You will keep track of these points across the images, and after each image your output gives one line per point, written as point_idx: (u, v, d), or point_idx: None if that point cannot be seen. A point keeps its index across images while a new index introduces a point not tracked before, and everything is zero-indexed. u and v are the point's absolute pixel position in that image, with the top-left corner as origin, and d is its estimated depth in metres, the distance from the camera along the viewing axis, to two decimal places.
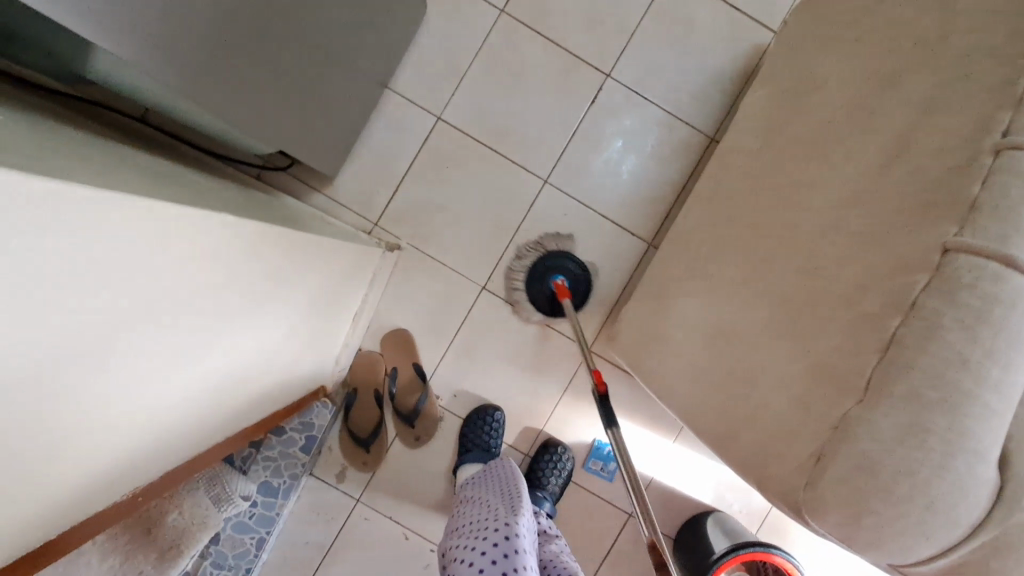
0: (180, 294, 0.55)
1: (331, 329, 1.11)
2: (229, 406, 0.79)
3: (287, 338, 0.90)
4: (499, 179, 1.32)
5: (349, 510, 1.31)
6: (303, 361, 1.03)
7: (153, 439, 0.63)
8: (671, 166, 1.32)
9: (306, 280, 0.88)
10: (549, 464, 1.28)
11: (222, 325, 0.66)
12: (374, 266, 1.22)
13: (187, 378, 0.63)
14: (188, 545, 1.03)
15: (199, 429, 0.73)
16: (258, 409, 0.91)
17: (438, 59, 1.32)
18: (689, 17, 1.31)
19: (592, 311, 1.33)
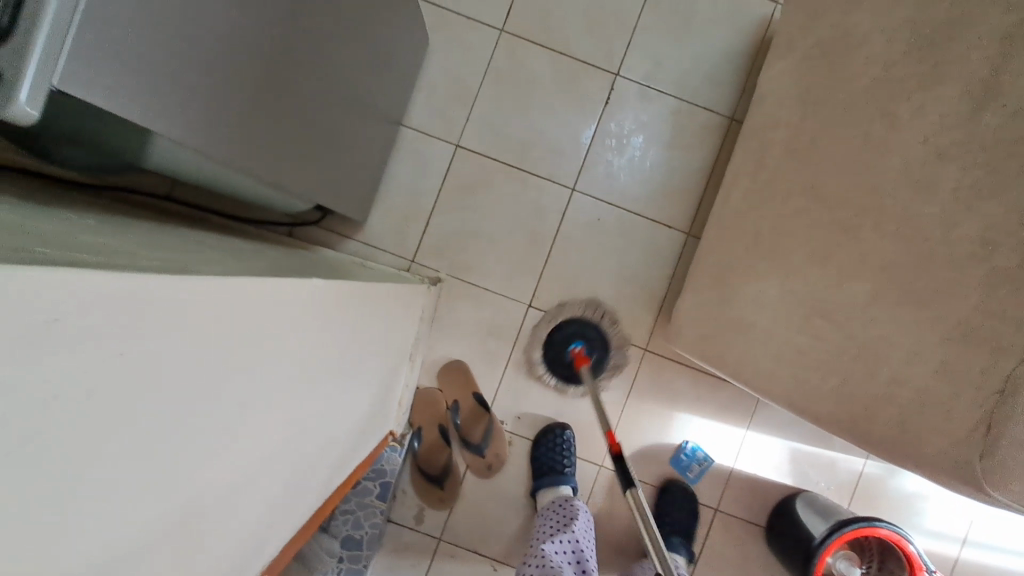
0: (279, 369, 0.53)
1: (384, 376, 1.06)
2: (315, 472, 0.76)
3: (352, 393, 0.86)
4: (527, 195, 1.32)
5: (432, 549, 1.30)
6: (364, 416, 0.97)
7: (268, 514, 0.64)
8: (697, 152, 1.31)
9: (375, 328, 0.89)
10: None
11: (317, 388, 0.66)
12: (418, 304, 1.17)
13: (269, 464, 0.58)
14: None
15: (293, 502, 0.71)
16: (332, 474, 0.86)
17: (447, 89, 1.32)
18: (688, 3, 1.31)
19: (642, 310, 1.31)
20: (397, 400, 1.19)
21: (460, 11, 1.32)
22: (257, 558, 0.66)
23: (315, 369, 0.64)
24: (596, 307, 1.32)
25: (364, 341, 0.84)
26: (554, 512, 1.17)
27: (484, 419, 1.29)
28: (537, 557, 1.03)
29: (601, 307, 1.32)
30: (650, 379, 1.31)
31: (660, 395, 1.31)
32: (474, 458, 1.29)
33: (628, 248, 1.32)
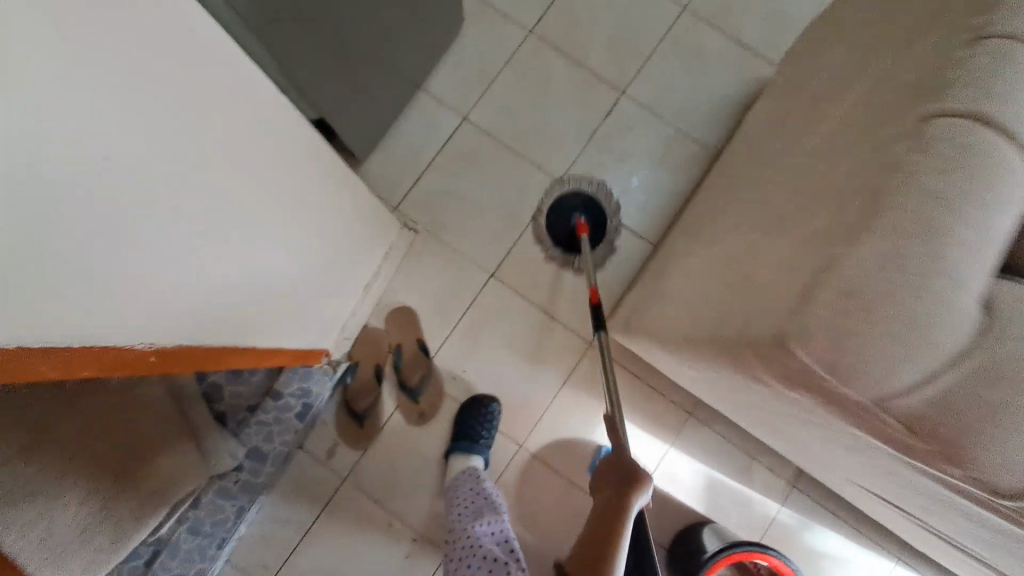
0: (218, 134, 0.59)
1: (319, 270, 1.00)
2: (242, 304, 0.79)
3: (300, 260, 0.91)
4: (516, 176, 1.41)
5: (335, 487, 1.28)
6: (284, 295, 0.90)
7: (190, 300, 0.66)
8: (679, 175, 1.41)
9: (334, 207, 0.95)
10: None
11: (258, 205, 0.72)
12: (375, 221, 1.15)
13: (161, 216, 0.55)
14: (172, 489, 1.10)
15: (217, 315, 0.74)
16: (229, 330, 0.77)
17: (469, 68, 1.45)
18: (699, 49, 1.45)
19: (596, 306, 1.37)
20: (331, 318, 1.15)
21: (498, 7, 1.46)
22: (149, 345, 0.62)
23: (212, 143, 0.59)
24: (554, 292, 1.37)
25: (319, 209, 0.90)
26: (465, 488, 1.18)
27: (420, 369, 1.32)
28: (471, 541, 1.05)
29: (558, 294, 1.37)
30: (588, 373, 1.35)
31: (595, 391, 1.34)
32: (403, 405, 1.31)
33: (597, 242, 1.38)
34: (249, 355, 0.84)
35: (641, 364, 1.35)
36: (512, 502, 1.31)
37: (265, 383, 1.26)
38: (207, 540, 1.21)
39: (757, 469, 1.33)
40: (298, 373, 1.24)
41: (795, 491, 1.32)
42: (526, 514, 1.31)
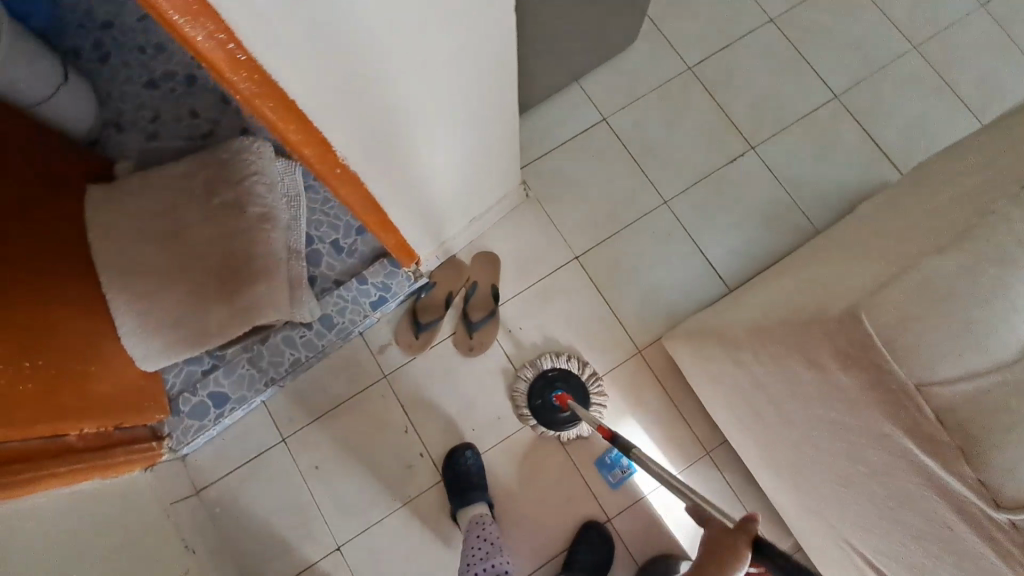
0: (470, 18, 0.69)
1: (454, 186, 1.14)
2: (393, 168, 0.90)
3: (446, 163, 1.01)
4: (629, 183, 1.53)
5: (373, 380, 1.42)
6: (425, 189, 1.05)
7: (367, 132, 0.77)
8: (777, 237, 1.48)
9: (492, 137, 1.06)
10: (564, 422, 1.36)
11: (454, 95, 0.82)
12: (508, 168, 1.29)
13: (397, 49, 0.65)
14: (259, 312, 1.25)
15: (373, 161, 0.84)
16: (379, 187, 0.92)
17: (624, 78, 1.59)
18: (836, 136, 1.54)
19: (656, 321, 1.45)
20: (437, 231, 1.30)
21: (670, 38, 1.61)
22: (320, 134, 0.72)
23: (465, 37, 0.72)
24: (623, 294, 1.47)
25: (483, 130, 1.00)
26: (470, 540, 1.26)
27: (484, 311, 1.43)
28: None
29: (627, 297, 1.46)
30: (627, 376, 1.42)
31: (627, 394, 1.41)
32: (460, 335, 1.43)
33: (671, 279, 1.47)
34: (374, 215, 0.98)
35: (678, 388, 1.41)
36: (516, 460, 1.39)
37: (357, 268, 1.43)
38: (259, 374, 1.36)
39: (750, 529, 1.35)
40: (388, 269, 1.40)
41: None
42: (523, 475, 1.38)
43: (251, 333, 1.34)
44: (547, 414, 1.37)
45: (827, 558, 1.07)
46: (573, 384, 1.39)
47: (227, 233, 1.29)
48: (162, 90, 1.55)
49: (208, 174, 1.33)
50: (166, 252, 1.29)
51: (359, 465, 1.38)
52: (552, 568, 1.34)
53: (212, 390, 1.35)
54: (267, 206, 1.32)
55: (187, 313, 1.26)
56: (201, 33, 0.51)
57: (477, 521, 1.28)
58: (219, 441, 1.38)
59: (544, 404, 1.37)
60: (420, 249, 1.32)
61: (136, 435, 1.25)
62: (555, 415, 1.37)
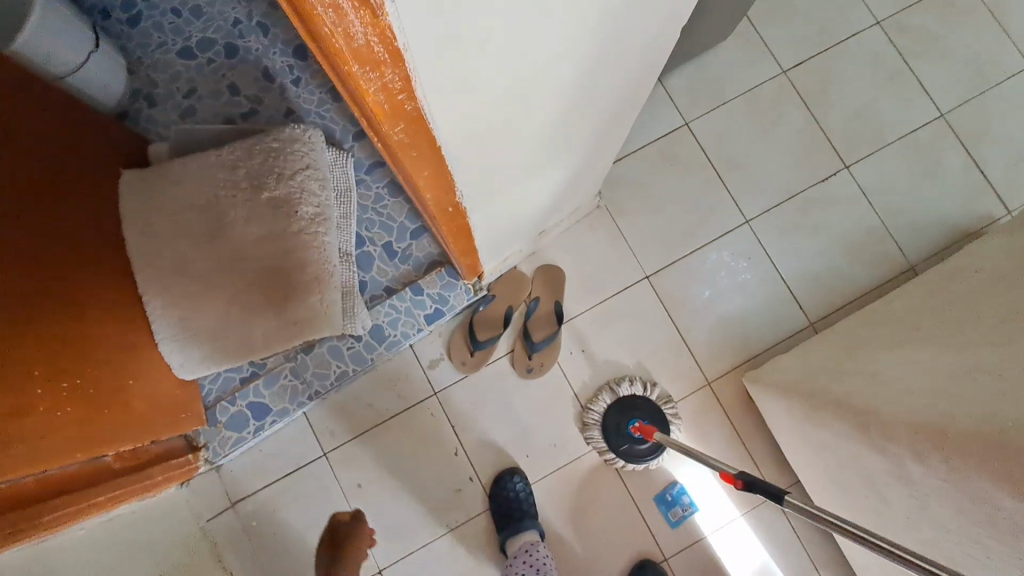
0: (634, 33, 0.57)
1: (540, 201, 1.02)
2: (500, 191, 0.79)
3: (545, 179, 0.90)
4: (709, 199, 1.40)
5: (423, 397, 1.32)
6: (515, 206, 0.93)
7: (493, 161, 0.66)
8: (867, 271, 1.35)
9: (594, 150, 0.94)
10: (640, 454, 1.28)
11: (583, 114, 0.71)
12: (593, 182, 1.17)
13: (555, 74, 0.54)
14: (313, 326, 1.15)
15: (487, 188, 0.73)
16: (477, 209, 0.80)
17: (712, 79, 1.44)
18: (939, 161, 1.41)
19: (729, 352, 1.35)
20: (509, 243, 1.18)
21: (765, 38, 1.45)
22: (449, 172, 0.61)
23: (620, 55, 0.61)
24: (696, 320, 1.36)
25: (590, 144, 0.89)
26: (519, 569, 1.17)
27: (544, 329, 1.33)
28: None
29: (699, 324, 1.36)
30: (693, 408, 1.33)
31: (693, 428, 1.32)
32: (518, 355, 1.32)
33: (747, 307, 1.36)
34: (460, 234, 0.87)
35: (747, 425, 1.32)
36: (570, 490, 1.30)
37: (410, 275, 1.32)
38: (302, 386, 1.27)
39: None
40: (445, 280, 1.30)
41: None
42: (577, 508, 1.29)
43: (297, 345, 1.23)
44: (625, 449, 1.28)
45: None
46: (648, 411, 1.29)
47: (274, 233, 1.16)
48: (198, 59, 1.39)
49: (254, 165, 1.19)
50: (206, 251, 1.15)
51: (405, 485, 1.30)
52: None
53: (251, 400, 1.26)
54: (320, 206, 1.20)
55: (229, 321, 1.15)
56: (375, 84, 0.40)
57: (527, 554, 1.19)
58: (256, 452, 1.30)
59: (622, 439, 1.28)
60: (486, 264, 1.21)
61: (172, 447, 1.17)
62: (634, 449, 1.28)
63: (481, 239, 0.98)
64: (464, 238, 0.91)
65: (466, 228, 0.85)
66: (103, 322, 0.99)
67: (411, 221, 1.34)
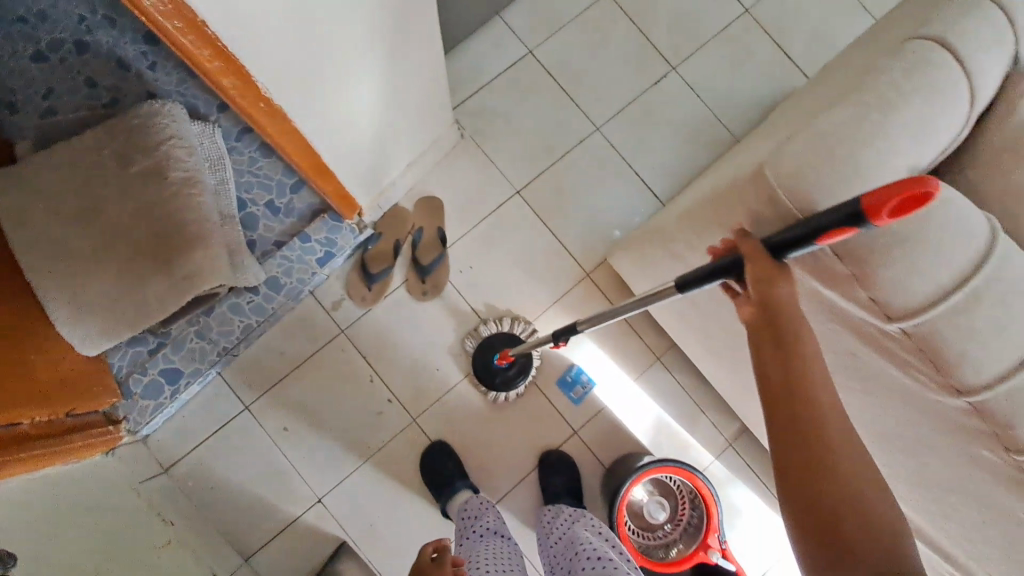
0: None
1: (385, 122, 1.14)
2: (317, 99, 0.90)
3: (372, 94, 1.01)
4: (560, 113, 1.55)
5: (332, 336, 1.42)
6: (354, 123, 1.04)
7: (287, 56, 0.76)
8: (703, 151, 1.55)
9: (414, 65, 1.06)
10: (513, 382, 1.40)
11: (372, 15, 0.82)
12: (437, 105, 1.29)
13: None
14: (203, 281, 1.22)
15: (295, 90, 0.84)
16: (303, 118, 0.91)
17: (545, 8, 1.58)
18: (749, 48, 1.61)
19: (601, 244, 1.51)
20: (377, 174, 1.29)
21: None
22: (234, 58, 0.71)
23: None
24: (566, 221, 1.51)
25: (404, 57, 1.01)
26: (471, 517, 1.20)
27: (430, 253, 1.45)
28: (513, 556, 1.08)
29: (570, 224, 1.51)
30: (578, 299, 1.48)
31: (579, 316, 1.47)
32: (411, 284, 1.44)
33: (609, 202, 1.52)
34: (300, 149, 0.98)
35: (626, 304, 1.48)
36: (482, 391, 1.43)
37: (294, 227, 1.44)
38: (210, 345, 1.34)
39: (703, 419, 1.46)
40: (329, 224, 1.37)
41: (733, 449, 1.45)
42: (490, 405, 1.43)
43: (196, 309, 1.29)
44: (499, 382, 1.40)
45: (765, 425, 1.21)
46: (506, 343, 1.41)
47: (149, 203, 1.22)
48: (51, 62, 1.31)
49: (117, 144, 1.24)
50: (86, 230, 1.21)
51: (329, 418, 1.40)
52: (527, 484, 1.41)
53: (163, 367, 1.32)
54: (188, 173, 1.25)
55: (121, 291, 1.21)
56: None
57: (464, 507, 1.25)
58: (180, 417, 1.37)
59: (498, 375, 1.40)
60: (361, 199, 1.32)
61: (91, 420, 1.23)
62: (503, 375, 1.39)
63: (334, 162, 1.09)
64: (310, 158, 1.02)
65: (302, 139, 0.96)
66: None
67: (288, 177, 1.41)
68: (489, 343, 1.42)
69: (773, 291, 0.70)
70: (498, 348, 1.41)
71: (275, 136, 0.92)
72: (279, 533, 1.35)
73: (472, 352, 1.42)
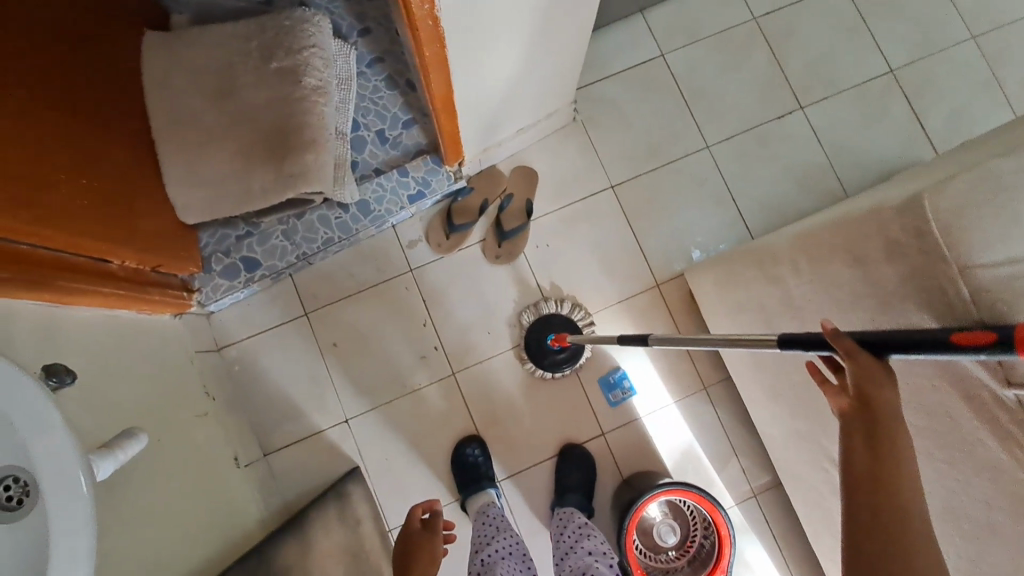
0: None
1: (516, 78, 1.15)
2: (475, 35, 0.90)
3: (519, 46, 1.02)
4: (675, 122, 1.54)
5: (400, 272, 1.46)
6: (492, 70, 1.05)
7: None
8: (808, 196, 1.51)
9: (565, 29, 1.06)
10: (558, 364, 1.40)
11: None
12: (565, 78, 1.30)
13: None
14: (305, 183, 1.28)
15: (462, 20, 0.85)
16: (456, 52, 0.92)
17: (688, 17, 1.58)
18: (883, 107, 1.56)
19: (680, 258, 1.49)
20: (489, 128, 1.31)
21: None
22: None
23: None
24: (652, 227, 1.50)
25: (561, 18, 1.01)
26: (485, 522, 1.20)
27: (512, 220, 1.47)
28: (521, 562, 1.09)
29: (655, 231, 1.50)
30: (642, 305, 1.47)
31: (639, 322, 1.46)
32: (489, 244, 1.47)
33: (699, 221, 1.51)
34: (439, 83, 0.99)
35: (688, 324, 1.47)
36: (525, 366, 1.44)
37: (396, 160, 1.47)
38: (291, 247, 1.40)
39: (734, 460, 1.42)
40: (428, 166, 1.42)
41: (755, 499, 1.41)
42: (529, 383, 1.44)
43: (289, 210, 1.35)
44: (544, 361, 1.40)
45: (801, 479, 1.17)
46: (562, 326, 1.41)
47: (278, 99, 1.29)
48: None
49: (265, 38, 1.31)
50: (217, 109, 1.28)
51: (375, 348, 1.44)
52: (542, 469, 1.40)
53: (244, 255, 1.38)
54: (322, 81, 1.31)
55: (231, 173, 1.28)
56: None
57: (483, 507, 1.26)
58: (244, 306, 1.44)
59: (545, 354, 1.40)
60: (467, 149, 1.34)
61: (171, 282, 1.30)
62: (550, 359, 1.40)
63: (460, 103, 1.10)
64: (443, 94, 1.03)
65: (445, 74, 0.97)
66: (107, 145, 1.11)
67: (403, 113, 1.47)
68: (545, 321, 1.42)
69: (876, 390, 0.61)
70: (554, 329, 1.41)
71: (425, 63, 0.93)
72: (300, 440, 1.39)
73: (527, 326, 1.43)
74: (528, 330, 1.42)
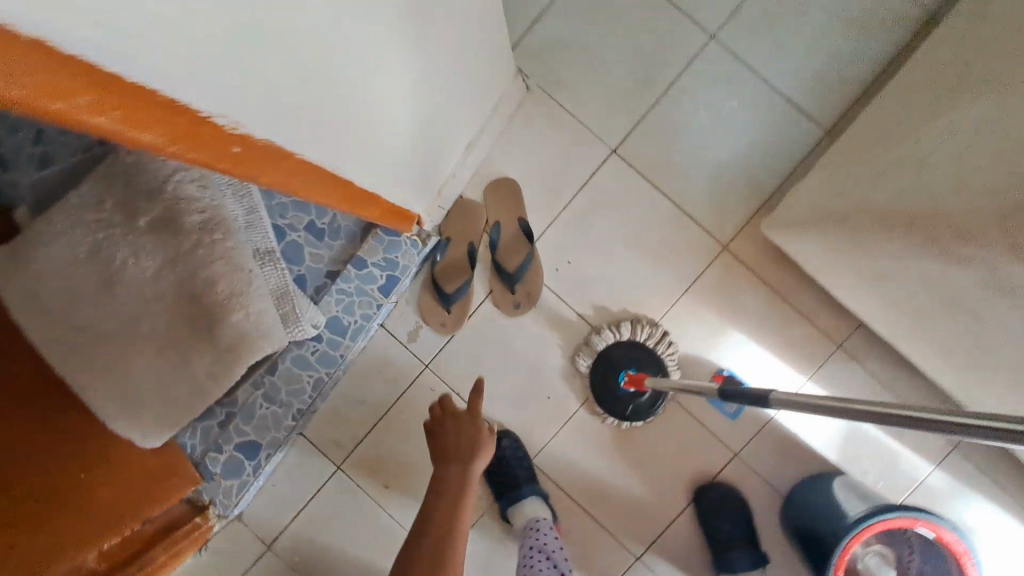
0: None
1: (419, 101, 0.74)
2: (338, 113, 0.57)
3: (408, 73, 0.66)
4: (657, 25, 1.10)
5: (416, 373, 1.17)
6: (375, 116, 0.65)
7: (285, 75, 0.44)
8: (876, 38, 1.07)
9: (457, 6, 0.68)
10: (646, 402, 1.10)
11: None
12: (489, 53, 0.89)
13: None
14: (249, 347, 0.97)
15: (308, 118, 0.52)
16: (304, 141, 0.54)
17: None
18: None
19: (738, 201, 1.11)
20: (426, 168, 0.94)
21: None
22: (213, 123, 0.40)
23: None
24: (687, 178, 1.11)
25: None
26: None
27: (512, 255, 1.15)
28: None
29: (692, 181, 1.11)
30: (717, 281, 1.11)
31: (723, 306, 1.10)
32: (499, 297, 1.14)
33: (744, 142, 1.10)
34: (309, 186, 0.61)
35: (785, 278, 1.10)
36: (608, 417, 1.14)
37: (347, 250, 1.13)
38: (282, 409, 1.13)
39: None
40: (385, 241, 1.08)
41: (955, 453, 1.09)
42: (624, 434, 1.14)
43: (258, 371, 1.09)
44: (628, 408, 1.10)
45: None
46: (630, 356, 1.10)
47: (168, 260, 0.98)
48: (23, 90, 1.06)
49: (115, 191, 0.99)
50: (107, 311, 0.98)
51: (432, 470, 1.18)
52: (681, 525, 1.13)
53: (237, 442, 1.13)
54: (209, 209, 0.98)
55: (167, 374, 1.00)
56: None
57: None
58: (270, 488, 1.20)
59: (626, 399, 1.10)
60: (410, 207, 0.96)
61: (173, 518, 1.09)
62: (633, 401, 1.10)
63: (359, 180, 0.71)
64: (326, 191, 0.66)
65: (308, 171, 0.58)
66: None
67: None
68: (608, 358, 1.11)
69: None
70: (621, 364, 1.10)
71: (298, 189, 0.61)
72: None
73: (588, 372, 1.12)
74: (591, 377, 1.12)
